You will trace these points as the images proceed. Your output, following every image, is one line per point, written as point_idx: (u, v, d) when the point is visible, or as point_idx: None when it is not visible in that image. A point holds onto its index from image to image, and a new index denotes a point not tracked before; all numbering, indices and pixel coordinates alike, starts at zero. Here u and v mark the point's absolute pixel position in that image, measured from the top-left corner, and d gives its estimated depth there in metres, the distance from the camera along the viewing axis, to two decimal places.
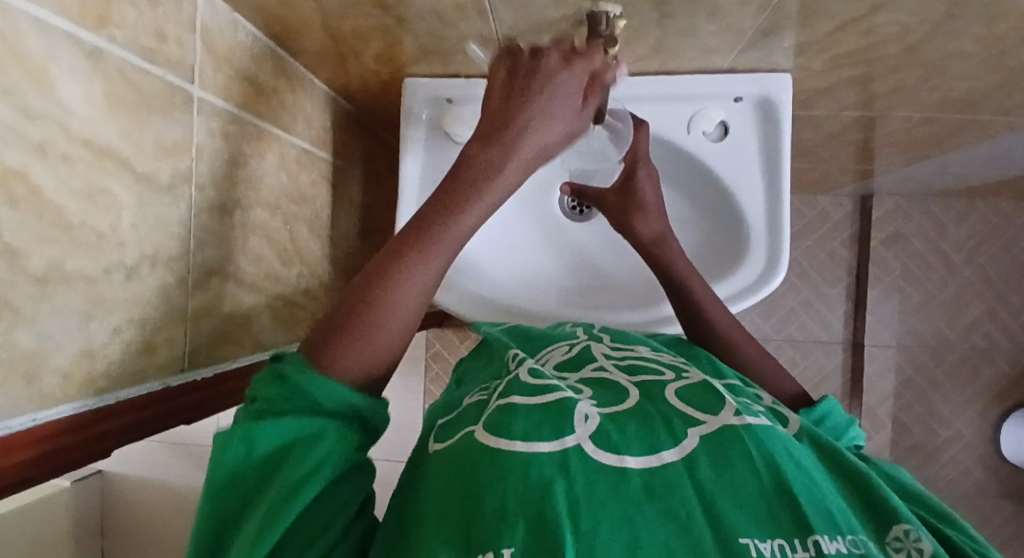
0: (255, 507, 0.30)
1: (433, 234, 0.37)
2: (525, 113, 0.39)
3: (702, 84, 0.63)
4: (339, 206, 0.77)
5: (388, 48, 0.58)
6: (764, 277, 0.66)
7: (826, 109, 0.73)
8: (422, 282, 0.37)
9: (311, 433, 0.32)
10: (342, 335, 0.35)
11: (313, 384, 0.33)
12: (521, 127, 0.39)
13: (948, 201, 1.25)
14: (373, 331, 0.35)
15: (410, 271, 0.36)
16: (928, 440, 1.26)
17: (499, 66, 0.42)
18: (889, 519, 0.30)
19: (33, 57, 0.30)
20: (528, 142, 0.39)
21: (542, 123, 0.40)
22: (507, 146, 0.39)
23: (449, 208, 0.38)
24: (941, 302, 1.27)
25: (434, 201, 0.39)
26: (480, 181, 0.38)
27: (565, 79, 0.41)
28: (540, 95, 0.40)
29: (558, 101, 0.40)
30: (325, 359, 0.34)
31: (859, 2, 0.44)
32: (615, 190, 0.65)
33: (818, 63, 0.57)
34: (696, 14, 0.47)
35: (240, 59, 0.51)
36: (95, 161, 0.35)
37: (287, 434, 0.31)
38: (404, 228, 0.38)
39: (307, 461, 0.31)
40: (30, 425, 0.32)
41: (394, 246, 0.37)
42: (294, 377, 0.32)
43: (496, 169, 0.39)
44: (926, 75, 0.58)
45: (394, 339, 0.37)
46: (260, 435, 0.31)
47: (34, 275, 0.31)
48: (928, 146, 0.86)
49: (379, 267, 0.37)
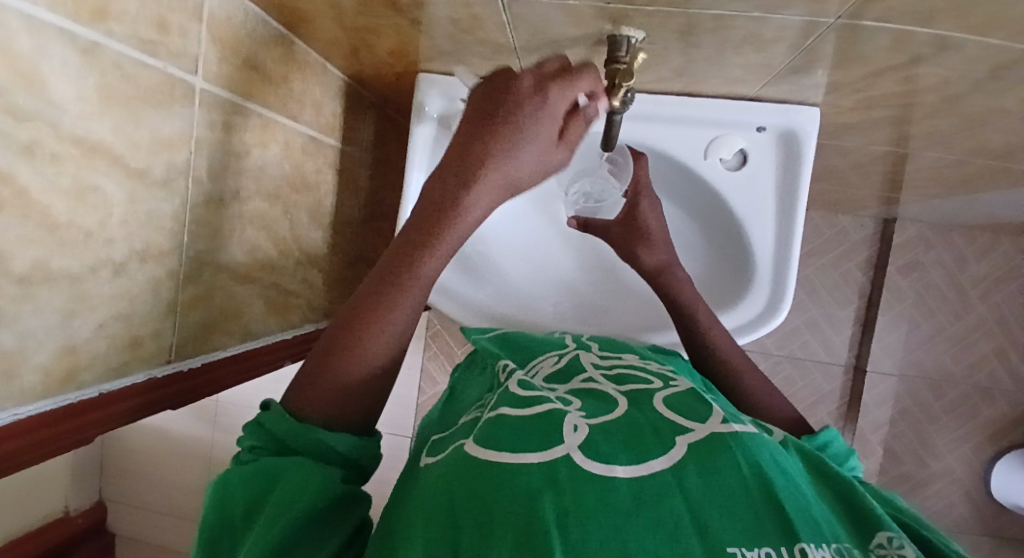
0: (243, 542, 0.29)
1: (427, 239, 0.38)
2: (490, 142, 0.39)
3: (724, 111, 0.61)
4: (343, 192, 0.76)
5: (402, 42, 0.56)
6: (763, 315, 0.68)
7: (855, 140, 0.70)
8: (398, 320, 0.37)
9: (289, 469, 0.32)
10: (321, 381, 0.35)
11: (291, 428, 0.33)
12: (486, 158, 0.38)
13: (974, 235, 1.21)
14: (353, 375, 0.35)
15: (386, 312, 0.36)
16: (917, 471, 1.25)
17: (473, 93, 0.41)
18: (872, 527, 0.30)
19: (23, 59, 0.29)
20: (499, 172, 0.39)
21: (512, 150, 0.39)
22: (476, 177, 0.38)
23: (421, 244, 0.37)
24: (949, 335, 1.23)
25: (407, 236, 0.38)
26: (449, 215, 0.38)
27: (536, 106, 0.39)
28: (509, 121, 0.39)
29: (532, 127, 0.39)
30: (306, 407, 0.35)
31: (901, 51, 0.42)
32: (620, 221, 0.65)
33: (849, 100, 0.55)
34: (727, 38, 0.45)
35: (247, 46, 0.50)
36: (85, 159, 0.35)
37: (266, 474, 0.32)
38: (377, 266, 0.38)
39: (286, 491, 0.30)
40: (9, 420, 0.32)
41: (368, 286, 0.37)
42: (269, 422, 0.34)
43: (464, 202, 0.38)
44: (964, 125, 0.55)
45: (375, 380, 0.37)
46: (243, 477, 0.32)
47: (18, 276, 0.31)
48: (959, 184, 0.82)
49: (355, 310, 0.37)
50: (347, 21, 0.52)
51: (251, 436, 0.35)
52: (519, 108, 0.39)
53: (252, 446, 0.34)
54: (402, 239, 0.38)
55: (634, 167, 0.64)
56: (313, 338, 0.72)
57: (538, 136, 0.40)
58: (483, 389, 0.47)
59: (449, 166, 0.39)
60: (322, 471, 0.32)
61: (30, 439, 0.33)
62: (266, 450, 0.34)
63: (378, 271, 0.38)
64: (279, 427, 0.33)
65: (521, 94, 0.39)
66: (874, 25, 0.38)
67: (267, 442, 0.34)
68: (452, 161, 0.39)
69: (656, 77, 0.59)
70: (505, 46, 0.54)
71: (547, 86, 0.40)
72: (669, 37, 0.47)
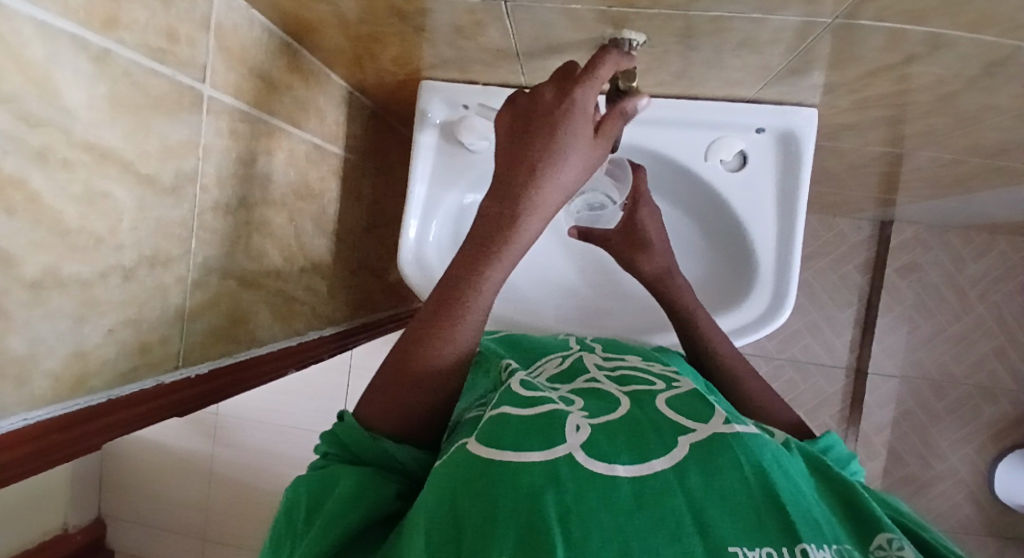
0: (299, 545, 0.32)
1: (491, 236, 0.38)
2: (531, 157, 0.39)
3: (723, 114, 0.62)
4: (347, 200, 0.77)
5: (405, 51, 0.57)
6: (770, 312, 0.67)
7: (852, 141, 0.70)
8: (458, 341, 0.37)
9: (350, 474, 0.34)
10: (387, 398, 0.37)
11: (357, 438, 0.36)
12: (531, 178, 0.39)
13: (971, 235, 1.21)
14: (415, 394, 0.37)
15: (444, 333, 0.37)
16: (922, 473, 1.25)
17: (499, 117, 0.43)
18: (872, 529, 0.30)
19: (34, 65, 0.30)
20: (546, 190, 0.39)
21: (554, 168, 0.39)
22: (523, 197, 0.39)
23: (477, 265, 0.38)
24: (949, 336, 1.23)
25: (470, 236, 0.39)
26: (507, 220, 0.38)
27: (567, 107, 0.40)
28: (547, 133, 0.40)
29: (569, 137, 0.40)
30: (375, 420, 0.37)
31: (895, 52, 0.43)
32: (620, 231, 0.66)
33: (846, 101, 0.56)
34: (725, 41, 0.46)
35: (254, 55, 0.51)
36: (96, 165, 0.35)
37: (330, 478, 0.34)
38: (437, 286, 0.39)
39: (342, 495, 0.32)
40: (21, 425, 0.32)
41: (428, 307, 0.38)
42: (339, 430, 0.37)
43: (515, 219, 0.38)
44: (959, 124, 0.56)
45: (434, 401, 0.37)
46: (312, 479, 0.34)
47: (29, 281, 0.31)
48: (955, 183, 0.83)
49: (428, 309, 0.38)
50: (352, 31, 0.53)
51: (325, 443, 0.38)
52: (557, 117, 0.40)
53: (326, 452, 0.38)
54: (459, 260, 0.39)
55: (633, 177, 0.65)
56: (315, 346, 0.71)
57: (575, 134, 0.40)
58: (485, 390, 0.47)
59: (497, 187, 0.40)
60: (378, 483, 0.34)
61: (43, 445, 0.33)
62: (336, 457, 0.37)
63: (438, 291, 0.38)
64: (348, 435, 0.36)
65: (548, 106, 0.40)
66: (870, 24, 0.39)
67: (338, 449, 0.37)
68: (498, 181, 0.40)
69: (656, 81, 0.59)
70: (507, 52, 0.54)
71: (571, 89, 0.40)
72: (669, 41, 0.48)
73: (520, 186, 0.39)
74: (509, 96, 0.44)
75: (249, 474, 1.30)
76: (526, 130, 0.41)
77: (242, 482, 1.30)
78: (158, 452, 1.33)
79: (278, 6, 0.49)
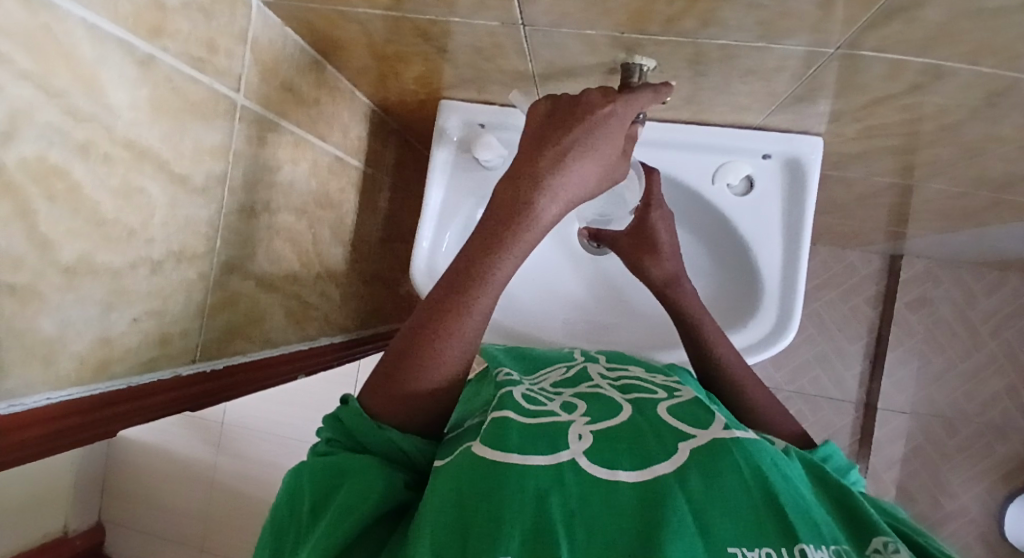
0: (308, 537, 0.31)
1: (507, 234, 0.38)
2: (557, 154, 0.40)
3: (733, 139, 0.65)
4: (365, 212, 0.79)
5: (427, 72, 0.61)
6: (775, 333, 0.67)
7: (859, 170, 0.72)
8: (466, 341, 0.37)
9: (361, 465, 0.33)
10: (392, 395, 0.36)
11: (364, 427, 0.35)
12: (555, 171, 0.39)
13: (983, 272, 1.21)
14: (423, 391, 0.36)
15: (452, 335, 0.36)
16: (932, 512, 1.21)
17: (537, 110, 0.43)
18: (869, 532, 0.30)
19: (84, 65, 0.32)
20: (564, 185, 0.40)
21: (577, 167, 0.40)
22: (542, 193, 0.39)
23: (486, 264, 0.37)
24: (960, 373, 1.21)
25: (487, 232, 0.38)
26: (524, 221, 0.38)
27: (605, 117, 0.42)
28: (582, 133, 0.41)
29: (600, 139, 0.41)
30: (380, 411, 0.36)
31: (896, 82, 0.45)
32: (628, 233, 0.68)
33: (851, 130, 0.58)
34: (730, 69, 0.48)
35: (284, 69, 0.54)
36: (134, 162, 0.38)
37: (339, 468, 0.33)
38: (444, 282, 0.38)
39: (353, 488, 0.32)
40: (45, 404, 0.33)
41: (435, 302, 0.37)
42: (347, 422, 0.36)
43: (531, 218, 0.38)
44: (964, 154, 0.57)
45: (442, 401, 0.37)
46: (318, 468, 0.34)
47: (64, 265, 0.33)
48: (965, 216, 0.83)
49: (440, 304, 0.37)
50: (378, 50, 0.56)
51: (328, 428, 0.37)
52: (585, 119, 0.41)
53: (329, 438, 0.37)
54: (468, 255, 0.38)
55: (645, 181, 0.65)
56: (325, 352, 0.72)
57: (609, 138, 0.42)
58: (482, 389, 0.47)
59: (518, 176, 0.40)
60: (386, 473, 0.34)
61: (63, 425, 0.34)
62: (341, 443, 0.37)
63: (443, 287, 0.38)
64: (354, 424, 0.36)
65: (592, 105, 0.42)
66: (872, 54, 0.40)
67: (344, 436, 0.37)
68: (520, 170, 0.40)
69: (666, 106, 0.62)
70: (524, 74, 0.57)
71: (613, 100, 0.42)
72: (678, 66, 0.50)
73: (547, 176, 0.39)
74: (549, 91, 0.44)
75: (251, 486, 1.30)
76: (550, 128, 0.42)
77: (245, 494, 1.31)
78: (164, 458, 1.34)
79: (310, 24, 0.52)
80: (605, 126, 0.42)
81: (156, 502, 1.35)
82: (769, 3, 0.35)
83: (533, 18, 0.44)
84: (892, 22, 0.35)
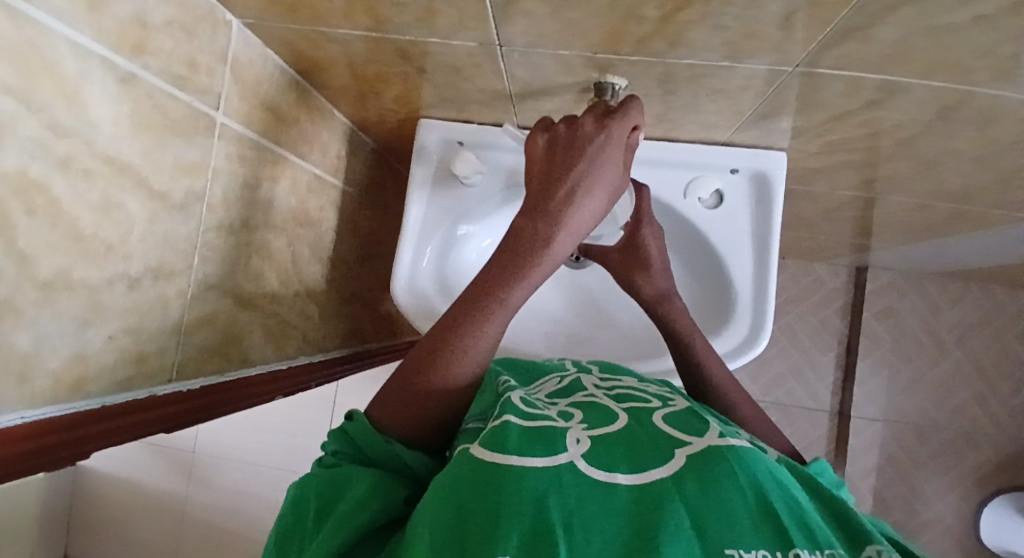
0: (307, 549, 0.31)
1: (521, 258, 0.39)
2: (569, 183, 0.42)
3: (703, 155, 0.67)
4: (344, 230, 0.79)
5: (407, 91, 0.62)
6: (748, 342, 0.69)
7: (823, 185, 0.75)
8: (476, 357, 0.38)
9: (365, 475, 0.33)
10: (401, 407, 0.37)
11: (370, 438, 0.36)
12: (568, 201, 0.41)
13: (944, 283, 1.26)
14: (429, 405, 0.37)
15: (464, 351, 0.37)
16: (910, 519, 1.24)
17: (536, 145, 0.46)
18: (862, 540, 0.31)
19: (66, 80, 0.32)
20: (579, 214, 0.41)
21: (585, 195, 0.42)
22: (557, 223, 0.40)
23: (503, 286, 0.39)
24: (929, 380, 1.26)
25: (501, 254, 0.40)
26: (542, 247, 0.40)
27: (601, 144, 0.43)
28: (585, 163, 0.42)
29: (606, 167, 0.43)
30: (387, 423, 0.37)
31: (853, 98, 0.48)
32: (618, 247, 0.68)
33: (814, 145, 0.61)
34: (698, 87, 0.51)
35: (265, 89, 0.55)
36: (114, 176, 0.38)
37: (343, 478, 0.33)
38: (461, 301, 0.39)
39: (354, 498, 0.31)
40: (17, 422, 0.32)
41: (450, 318, 0.39)
42: (355, 435, 0.36)
43: (550, 247, 0.40)
44: (920, 167, 0.61)
45: (444, 412, 0.38)
46: (324, 478, 0.34)
47: (41, 280, 0.33)
48: (924, 228, 0.87)
49: (452, 321, 0.38)
50: (358, 70, 0.57)
51: (334, 441, 0.37)
52: (581, 149, 0.43)
53: (334, 450, 0.37)
54: (485, 275, 0.40)
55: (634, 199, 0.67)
56: (305, 373, 0.71)
57: (609, 164, 0.43)
58: None
59: (533, 207, 0.41)
60: (387, 484, 0.33)
61: (45, 444, 0.33)
62: (347, 456, 0.36)
63: (461, 304, 0.39)
64: (362, 437, 0.36)
65: (584, 135, 0.44)
66: (829, 72, 0.43)
67: (349, 449, 0.37)
68: (533, 201, 0.42)
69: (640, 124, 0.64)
70: (502, 92, 0.59)
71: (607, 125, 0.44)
72: (649, 85, 0.52)
73: (556, 206, 0.41)
74: (539, 123, 0.47)
75: (223, 516, 1.25)
76: (563, 153, 0.44)
77: (216, 525, 1.26)
78: (129, 490, 1.28)
79: (291, 45, 0.53)
80: (604, 153, 0.43)
81: (123, 536, 1.29)
82: (734, 24, 0.38)
83: (511, 39, 0.45)
84: (848, 41, 0.38)
